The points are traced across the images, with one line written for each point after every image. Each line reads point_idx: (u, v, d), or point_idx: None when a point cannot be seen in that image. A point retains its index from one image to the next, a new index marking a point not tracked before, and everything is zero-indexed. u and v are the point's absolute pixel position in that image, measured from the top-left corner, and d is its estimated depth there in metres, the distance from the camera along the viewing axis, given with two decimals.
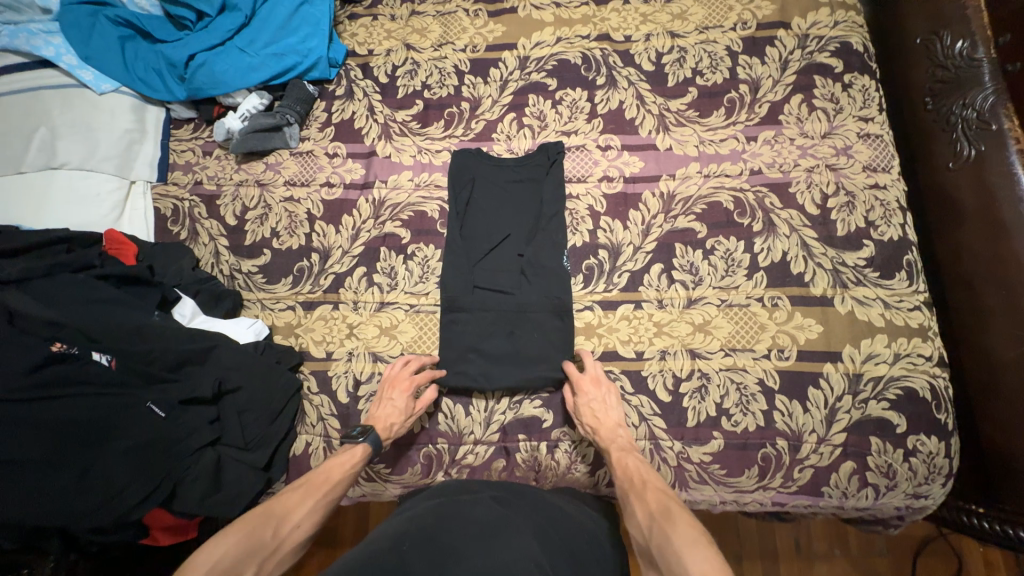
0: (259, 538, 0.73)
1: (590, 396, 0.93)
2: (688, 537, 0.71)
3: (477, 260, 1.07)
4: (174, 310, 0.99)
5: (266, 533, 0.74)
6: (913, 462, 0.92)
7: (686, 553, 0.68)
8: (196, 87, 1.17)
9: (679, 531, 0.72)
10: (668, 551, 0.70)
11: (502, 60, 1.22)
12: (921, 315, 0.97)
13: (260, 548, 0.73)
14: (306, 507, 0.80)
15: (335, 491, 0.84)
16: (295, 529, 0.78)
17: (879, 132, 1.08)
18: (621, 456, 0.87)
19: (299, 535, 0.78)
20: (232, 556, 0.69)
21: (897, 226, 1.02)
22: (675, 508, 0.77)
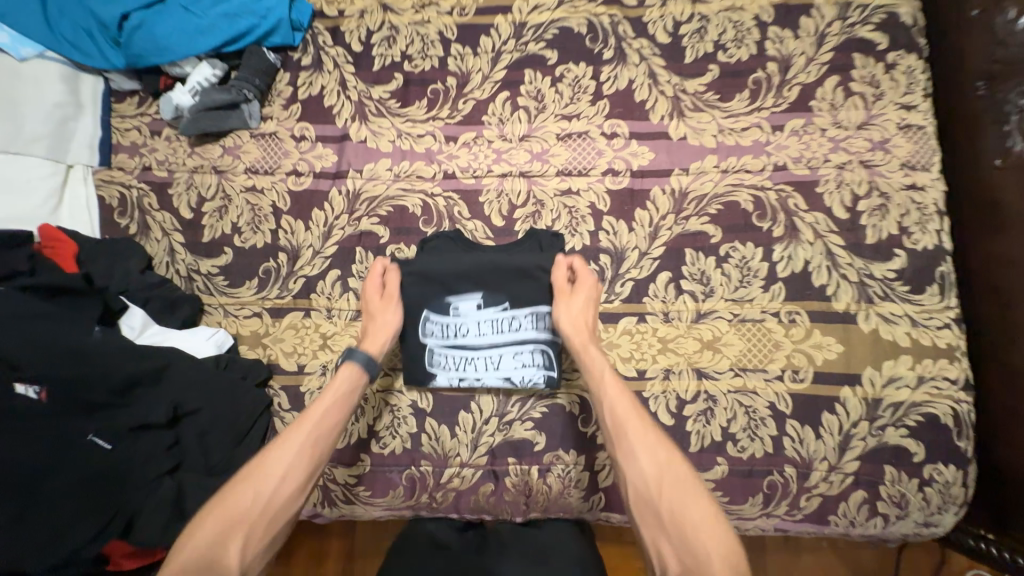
0: (235, 509, 0.69)
1: (572, 300, 0.88)
2: (640, 425, 0.74)
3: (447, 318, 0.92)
4: (122, 322, 0.88)
5: (242, 501, 0.70)
6: (928, 492, 0.86)
7: (635, 434, 0.73)
8: (136, 54, 1.01)
9: (629, 419, 0.75)
10: (617, 428, 0.75)
11: (494, 26, 1.05)
12: (950, 334, 0.88)
13: (239, 521, 0.68)
14: (287, 458, 0.74)
15: (320, 441, 0.77)
16: (280, 488, 0.72)
17: (921, 123, 0.95)
18: (583, 337, 0.85)
19: (290, 494, 0.73)
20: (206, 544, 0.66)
21: (933, 233, 0.91)
22: (623, 384, 0.79)
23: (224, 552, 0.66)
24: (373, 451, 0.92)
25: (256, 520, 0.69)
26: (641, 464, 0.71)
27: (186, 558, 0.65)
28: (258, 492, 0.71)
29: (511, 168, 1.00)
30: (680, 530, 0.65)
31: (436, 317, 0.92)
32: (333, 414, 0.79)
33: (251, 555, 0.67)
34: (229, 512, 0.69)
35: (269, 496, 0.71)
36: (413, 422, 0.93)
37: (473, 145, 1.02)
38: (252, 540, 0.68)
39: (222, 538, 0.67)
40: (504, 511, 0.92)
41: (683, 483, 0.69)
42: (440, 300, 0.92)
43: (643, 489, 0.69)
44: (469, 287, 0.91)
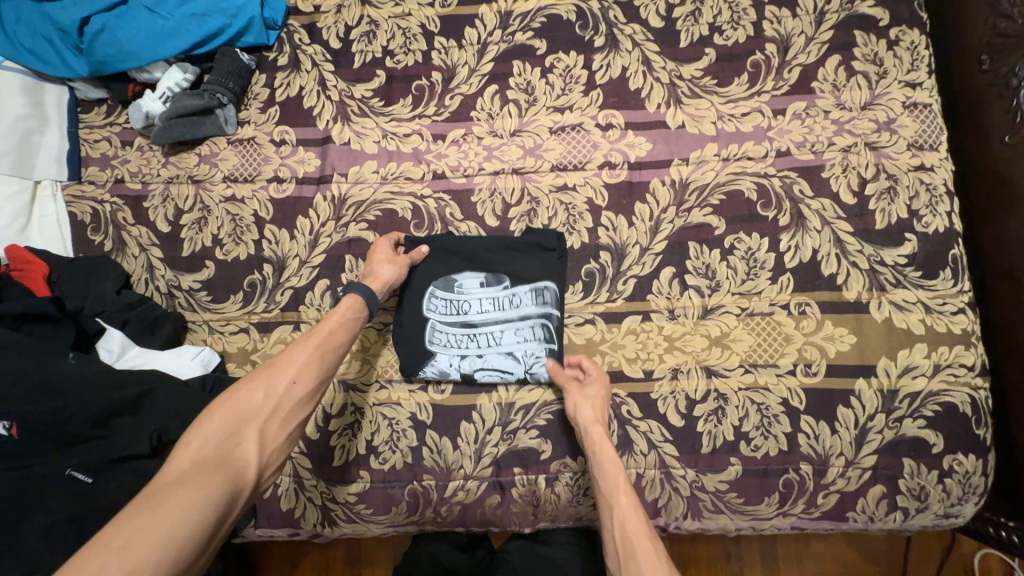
0: (250, 404, 0.66)
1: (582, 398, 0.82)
2: (650, 554, 0.67)
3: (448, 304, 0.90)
4: (100, 346, 0.83)
5: (254, 399, 0.67)
6: (948, 483, 0.83)
7: (644, 565, 0.66)
8: (100, 61, 0.95)
9: (639, 540, 0.69)
10: (626, 551, 0.69)
11: (479, 17, 1.00)
12: (965, 319, 0.85)
13: (248, 418, 0.65)
14: (299, 366, 0.71)
15: (330, 354, 0.75)
16: (294, 390, 0.70)
17: (928, 100, 0.91)
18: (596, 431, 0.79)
19: (305, 394, 0.70)
20: (220, 435, 0.62)
21: (944, 215, 0.88)
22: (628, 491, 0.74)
23: (238, 447, 0.62)
24: (373, 467, 0.88)
25: (269, 415, 0.67)
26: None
27: (199, 449, 0.61)
28: (268, 393, 0.68)
29: (503, 165, 0.96)
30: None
31: (438, 293, 0.90)
32: (342, 334, 0.77)
33: (268, 450, 0.65)
34: (240, 410, 0.65)
35: (282, 395, 0.68)
36: (414, 436, 0.89)
37: (462, 143, 0.97)
38: (266, 436, 0.65)
39: (235, 432, 0.63)
40: (513, 522, 0.88)
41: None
42: (443, 276, 0.90)
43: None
44: (471, 265, 0.90)
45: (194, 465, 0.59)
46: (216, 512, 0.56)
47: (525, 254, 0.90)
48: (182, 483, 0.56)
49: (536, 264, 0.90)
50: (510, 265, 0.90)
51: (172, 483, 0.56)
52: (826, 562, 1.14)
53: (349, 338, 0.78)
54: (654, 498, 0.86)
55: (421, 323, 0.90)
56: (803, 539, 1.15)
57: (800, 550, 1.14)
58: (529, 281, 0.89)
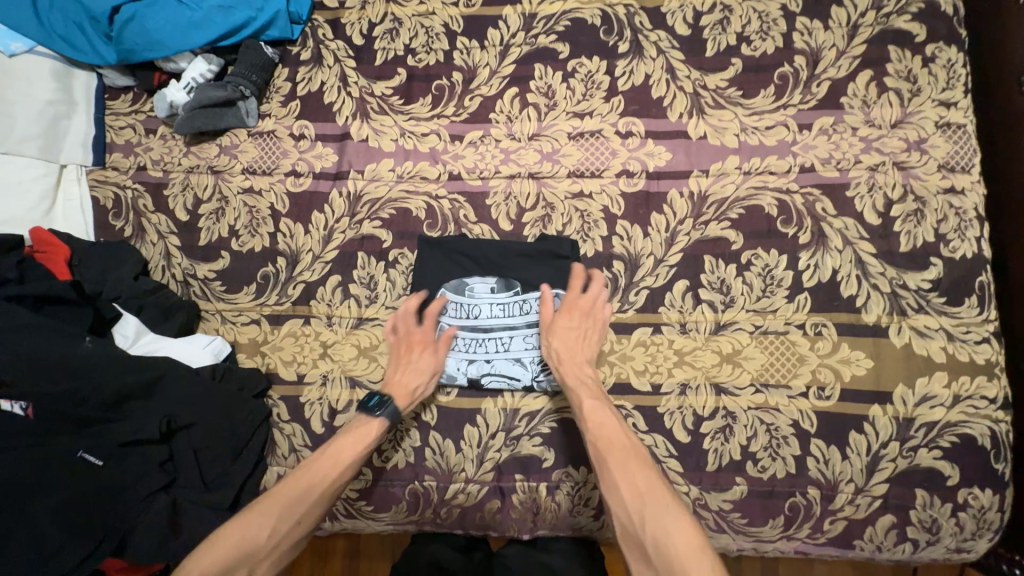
0: (255, 539, 0.70)
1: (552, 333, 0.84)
2: (625, 456, 0.73)
3: (458, 309, 0.89)
4: (115, 331, 0.85)
5: (261, 532, 0.70)
6: (961, 517, 0.81)
7: (619, 467, 0.72)
8: (128, 49, 0.97)
9: (614, 446, 0.74)
10: (600, 458, 0.74)
11: (503, 18, 1.00)
12: (989, 349, 0.83)
13: (247, 555, 0.69)
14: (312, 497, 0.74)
15: (340, 483, 0.77)
16: (300, 505, 0.73)
17: (962, 121, 0.88)
18: (566, 360, 0.83)
19: (305, 531, 0.74)
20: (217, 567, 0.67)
21: (973, 240, 0.85)
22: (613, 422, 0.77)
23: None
24: (375, 465, 0.89)
25: (263, 556, 0.70)
26: (621, 489, 0.71)
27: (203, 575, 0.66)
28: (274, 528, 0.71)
29: (520, 169, 0.95)
30: (661, 559, 0.64)
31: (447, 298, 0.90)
32: (360, 448, 0.78)
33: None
34: (246, 532, 0.70)
35: (285, 534, 0.72)
36: (417, 436, 0.89)
37: (479, 145, 0.97)
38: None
39: (232, 568, 0.68)
40: (511, 528, 0.88)
41: (664, 502, 0.68)
42: (454, 280, 0.90)
43: (623, 516, 0.69)
44: (482, 270, 0.90)
45: None
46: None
47: (536, 264, 0.90)
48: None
49: (547, 274, 0.90)
50: (521, 273, 0.90)
51: None
52: None
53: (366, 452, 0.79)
54: None
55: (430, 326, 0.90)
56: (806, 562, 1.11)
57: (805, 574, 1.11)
58: (540, 288, 0.89)
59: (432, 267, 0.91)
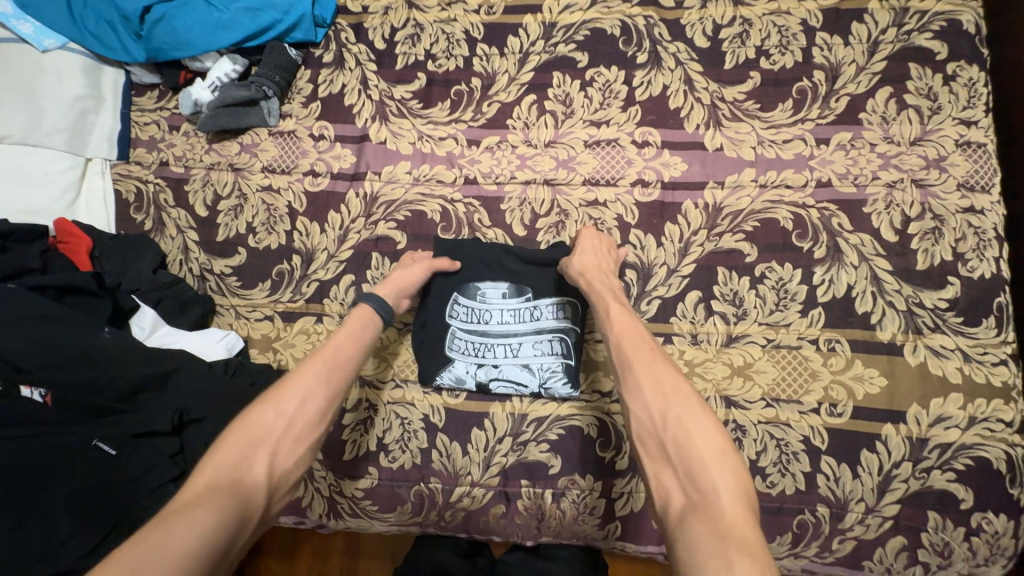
0: (260, 428, 0.63)
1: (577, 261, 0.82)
2: (647, 355, 0.65)
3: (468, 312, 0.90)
4: (133, 323, 0.86)
5: (262, 425, 0.63)
6: (975, 542, 0.79)
7: (640, 362, 0.64)
8: (157, 48, 0.99)
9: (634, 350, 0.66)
10: (622, 360, 0.66)
11: (523, 26, 1.01)
12: (1007, 371, 0.81)
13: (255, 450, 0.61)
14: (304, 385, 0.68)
15: (340, 374, 0.71)
16: (297, 406, 0.66)
17: (983, 140, 0.88)
18: (592, 270, 0.80)
19: (313, 424, 0.67)
20: (234, 458, 0.60)
21: (991, 261, 0.84)
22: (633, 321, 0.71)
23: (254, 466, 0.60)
24: (381, 465, 0.89)
25: (279, 440, 0.63)
26: (642, 386, 0.62)
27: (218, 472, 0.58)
28: (278, 416, 0.64)
29: (535, 175, 0.96)
30: (684, 456, 0.56)
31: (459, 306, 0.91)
32: (356, 345, 0.75)
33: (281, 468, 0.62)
34: (253, 427, 0.62)
35: (296, 417, 0.65)
36: (424, 437, 0.89)
37: (496, 150, 0.97)
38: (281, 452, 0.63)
39: (250, 454, 0.60)
40: (515, 533, 0.88)
41: (685, 399, 0.60)
42: (466, 283, 0.91)
43: (644, 417, 0.60)
44: (495, 274, 0.91)
45: (207, 487, 0.56)
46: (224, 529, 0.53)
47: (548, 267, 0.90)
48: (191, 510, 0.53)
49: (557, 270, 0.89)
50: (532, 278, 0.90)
51: (190, 501, 0.54)
52: None
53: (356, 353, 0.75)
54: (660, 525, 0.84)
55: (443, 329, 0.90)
56: None
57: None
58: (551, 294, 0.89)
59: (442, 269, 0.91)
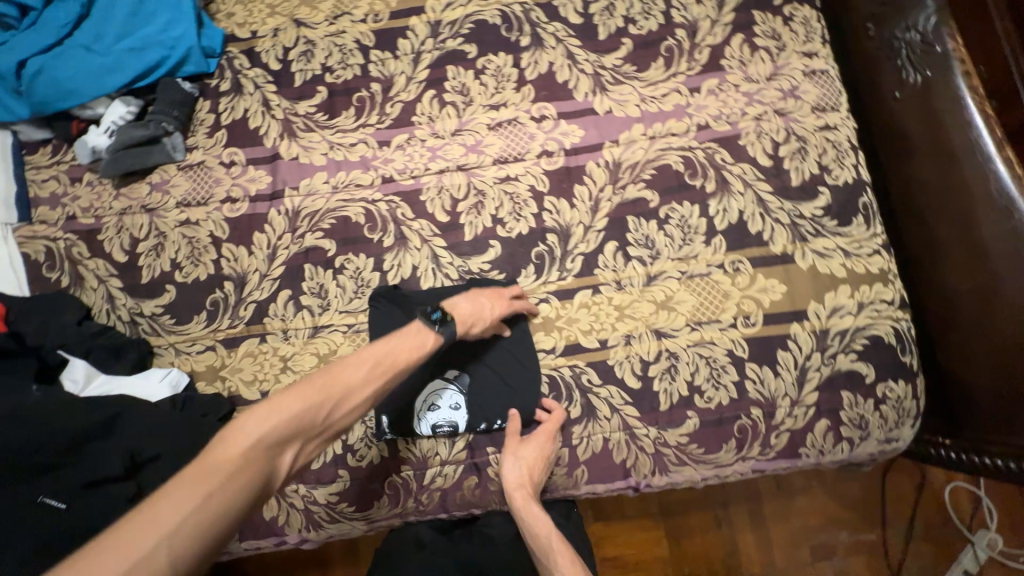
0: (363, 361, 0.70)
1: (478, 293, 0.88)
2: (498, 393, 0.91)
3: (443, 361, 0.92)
4: (64, 376, 0.84)
5: (318, 418, 0.63)
6: (884, 409, 0.90)
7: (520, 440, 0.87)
8: (40, 101, 0.96)
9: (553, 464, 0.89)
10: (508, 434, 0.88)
11: (410, 28, 1.07)
12: (881, 259, 0.94)
13: (295, 432, 0.61)
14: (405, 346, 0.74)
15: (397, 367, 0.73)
16: (345, 418, 0.67)
17: (824, 68, 1.01)
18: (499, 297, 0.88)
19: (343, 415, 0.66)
20: (341, 383, 0.67)
21: (851, 167, 0.97)
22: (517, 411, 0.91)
23: (330, 422, 0.65)
24: (350, 465, 0.91)
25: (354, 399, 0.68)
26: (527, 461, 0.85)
27: (242, 445, 0.57)
28: (356, 388, 0.68)
29: (448, 163, 1.01)
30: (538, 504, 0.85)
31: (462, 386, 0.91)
32: (414, 350, 0.75)
33: (300, 463, 0.64)
34: (303, 406, 0.62)
35: (346, 387, 0.67)
36: (385, 445, 0.91)
37: (407, 147, 1.02)
38: (305, 450, 0.64)
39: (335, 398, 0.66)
40: (492, 501, 0.91)
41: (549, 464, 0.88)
42: (421, 396, 0.90)
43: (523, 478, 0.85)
44: (425, 378, 0.91)
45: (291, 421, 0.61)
46: (236, 525, 0.54)
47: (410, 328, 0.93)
48: (190, 494, 0.51)
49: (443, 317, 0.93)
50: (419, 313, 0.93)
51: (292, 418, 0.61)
52: (812, 515, 1.28)
53: (364, 389, 0.69)
54: (622, 459, 0.90)
55: (426, 381, 0.91)
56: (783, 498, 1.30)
57: (786, 509, 1.29)
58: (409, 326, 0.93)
59: (446, 398, 0.90)
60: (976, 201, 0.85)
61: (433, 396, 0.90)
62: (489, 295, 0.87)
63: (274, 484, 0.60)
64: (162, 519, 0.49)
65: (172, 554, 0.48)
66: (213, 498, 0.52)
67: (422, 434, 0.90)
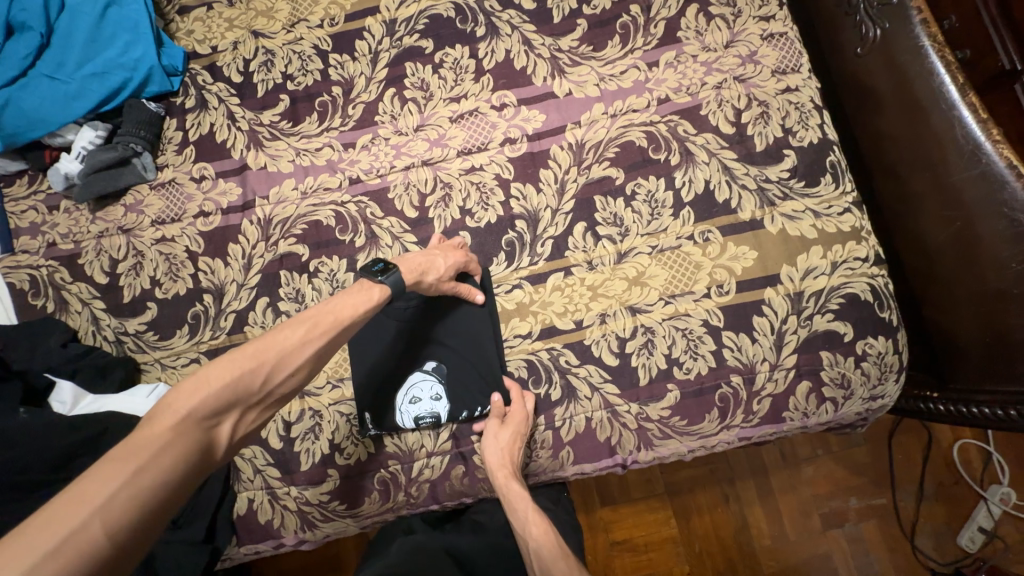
0: (302, 324, 0.71)
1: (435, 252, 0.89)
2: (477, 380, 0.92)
3: (420, 353, 0.93)
4: (51, 399, 0.86)
5: (254, 382, 0.65)
6: (865, 367, 0.90)
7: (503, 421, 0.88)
8: (10, 133, 0.98)
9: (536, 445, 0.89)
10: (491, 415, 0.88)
11: (366, 29, 1.07)
12: (853, 217, 0.93)
13: (232, 399, 0.63)
14: (348, 307, 0.75)
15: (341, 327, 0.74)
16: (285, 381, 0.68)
17: (783, 30, 1.00)
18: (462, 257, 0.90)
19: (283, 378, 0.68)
20: (279, 348, 0.68)
21: (815, 127, 0.96)
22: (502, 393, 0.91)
23: (271, 385, 0.67)
24: (339, 464, 0.92)
25: (295, 362, 0.69)
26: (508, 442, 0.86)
27: (177, 416, 0.59)
28: (295, 353, 0.69)
29: (413, 159, 1.02)
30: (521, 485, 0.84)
31: (439, 375, 0.92)
32: (359, 308, 0.76)
33: (243, 430, 0.66)
34: (234, 376, 0.64)
35: (285, 351, 0.68)
36: (371, 442, 0.92)
37: (371, 147, 1.03)
38: (247, 418, 0.66)
39: (273, 363, 0.67)
40: (482, 489, 0.92)
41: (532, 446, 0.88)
42: (399, 390, 0.91)
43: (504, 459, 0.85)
44: (405, 372, 0.92)
45: (225, 389, 0.62)
46: (177, 495, 0.56)
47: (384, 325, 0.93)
48: (125, 464, 0.53)
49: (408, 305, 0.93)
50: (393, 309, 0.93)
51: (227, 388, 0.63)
52: (820, 484, 1.28)
53: (306, 350, 0.70)
54: (606, 437, 0.91)
55: (405, 375, 0.92)
56: (793, 469, 1.28)
57: (793, 479, 1.28)
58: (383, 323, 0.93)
59: (426, 390, 0.91)
60: (945, 148, 0.83)
61: (412, 388, 0.91)
62: (445, 250, 0.88)
63: (215, 452, 0.62)
64: (92, 496, 0.50)
65: (107, 528, 0.49)
66: (147, 471, 0.54)
67: (406, 428, 0.91)
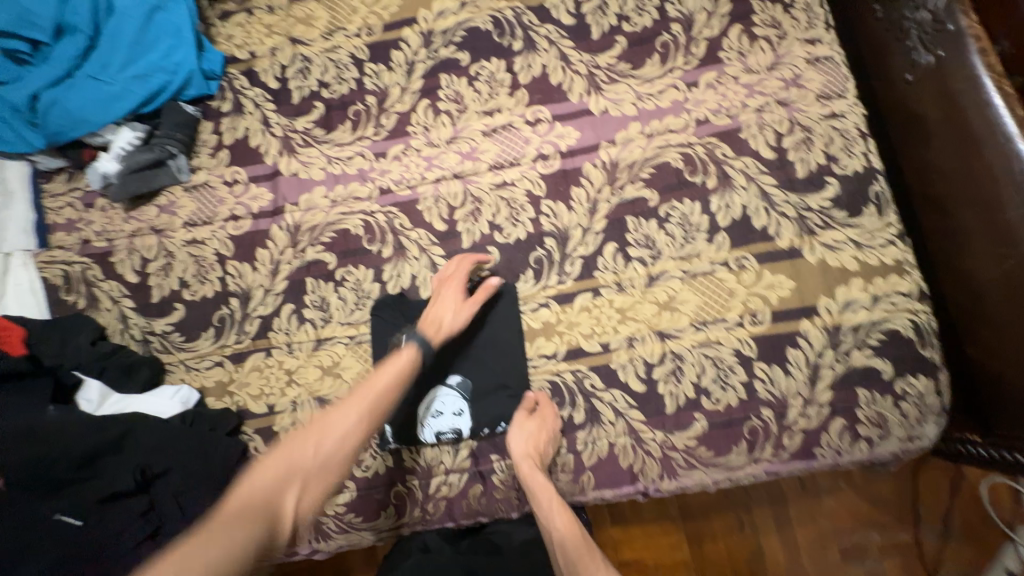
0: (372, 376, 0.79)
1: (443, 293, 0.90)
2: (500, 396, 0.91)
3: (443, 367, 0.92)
4: (78, 397, 0.88)
5: (304, 456, 0.70)
6: (905, 407, 0.86)
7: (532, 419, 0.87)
8: (54, 131, 1.00)
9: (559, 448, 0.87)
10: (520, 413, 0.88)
11: (403, 40, 1.07)
12: (897, 249, 0.89)
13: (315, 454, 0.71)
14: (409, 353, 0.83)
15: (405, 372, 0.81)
16: (335, 451, 0.72)
17: (829, 54, 0.97)
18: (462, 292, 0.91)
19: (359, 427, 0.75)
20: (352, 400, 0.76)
21: (860, 155, 0.93)
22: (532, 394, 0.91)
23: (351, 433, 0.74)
24: (357, 476, 0.91)
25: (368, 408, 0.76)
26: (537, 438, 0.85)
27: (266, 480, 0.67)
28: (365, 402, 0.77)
29: (444, 172, 1.01)
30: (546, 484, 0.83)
31: (462, 390, 0.91)
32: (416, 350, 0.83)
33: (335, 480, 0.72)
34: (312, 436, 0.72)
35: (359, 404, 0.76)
36: (390, 456, 0.91)
37: (402, 158, 1.02)
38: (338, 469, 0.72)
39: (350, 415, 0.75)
40: (498, 510, 0.90)
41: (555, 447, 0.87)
42: (422, 404, 0.91)
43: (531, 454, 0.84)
44: (427, 386, 0.91)
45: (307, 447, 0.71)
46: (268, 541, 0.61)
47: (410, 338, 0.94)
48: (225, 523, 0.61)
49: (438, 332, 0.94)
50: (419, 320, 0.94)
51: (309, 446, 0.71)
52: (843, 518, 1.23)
53: (381, 397, 0.77)
54: (629, 465, 0.88)
55: (427, 389, 0.91)
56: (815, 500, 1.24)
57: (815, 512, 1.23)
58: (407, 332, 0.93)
59: (449, 403, 0.90)
60: (1000, 184, 0.79)
61: (434, 400, 0.90)
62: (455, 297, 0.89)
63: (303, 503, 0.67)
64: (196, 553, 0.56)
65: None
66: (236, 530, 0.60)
67: (427, 442, 0.90)
